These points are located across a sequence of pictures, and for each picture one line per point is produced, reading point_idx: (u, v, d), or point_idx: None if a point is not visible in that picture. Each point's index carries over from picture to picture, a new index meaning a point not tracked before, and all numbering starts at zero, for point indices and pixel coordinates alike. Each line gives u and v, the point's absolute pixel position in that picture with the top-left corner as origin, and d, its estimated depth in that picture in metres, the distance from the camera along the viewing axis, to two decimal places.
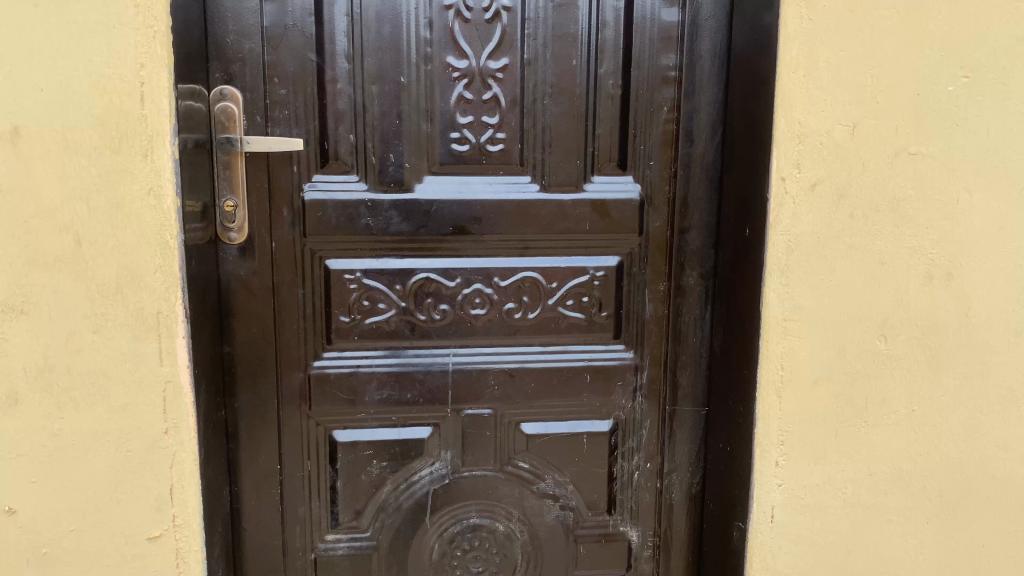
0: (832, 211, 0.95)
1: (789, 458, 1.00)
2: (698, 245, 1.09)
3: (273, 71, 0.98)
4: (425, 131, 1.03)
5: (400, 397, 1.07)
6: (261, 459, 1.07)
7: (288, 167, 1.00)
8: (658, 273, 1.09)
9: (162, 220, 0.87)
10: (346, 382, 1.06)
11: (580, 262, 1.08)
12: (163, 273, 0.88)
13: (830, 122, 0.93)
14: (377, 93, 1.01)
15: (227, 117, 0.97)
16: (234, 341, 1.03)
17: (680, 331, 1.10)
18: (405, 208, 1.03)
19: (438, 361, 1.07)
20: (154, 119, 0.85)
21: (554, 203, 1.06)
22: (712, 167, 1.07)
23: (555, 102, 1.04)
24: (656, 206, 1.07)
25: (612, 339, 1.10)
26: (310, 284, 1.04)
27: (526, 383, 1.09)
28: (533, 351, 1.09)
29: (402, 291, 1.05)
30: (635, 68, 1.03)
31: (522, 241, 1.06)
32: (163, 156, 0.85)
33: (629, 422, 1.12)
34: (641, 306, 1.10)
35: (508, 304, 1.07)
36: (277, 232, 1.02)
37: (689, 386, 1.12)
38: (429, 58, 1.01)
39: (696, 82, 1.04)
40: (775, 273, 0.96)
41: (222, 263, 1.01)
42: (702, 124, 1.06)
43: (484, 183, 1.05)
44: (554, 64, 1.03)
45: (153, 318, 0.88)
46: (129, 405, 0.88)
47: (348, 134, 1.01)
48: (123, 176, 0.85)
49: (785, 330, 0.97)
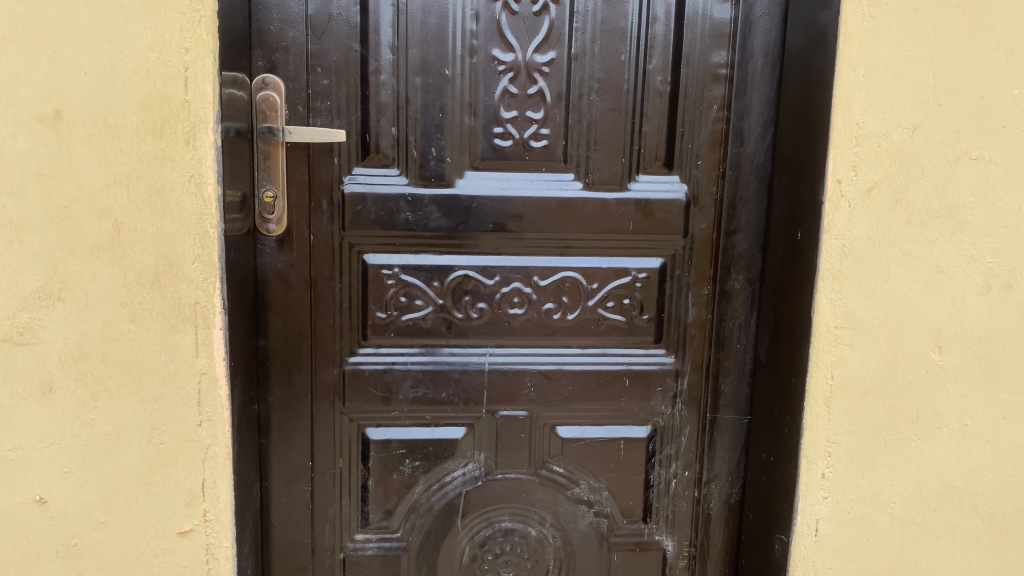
0: (888, 216, 0.92)
1: (835, 470, 0.97)
2: (745, 248, 1.06)
3: (317, 61, 0.96)
4: (468, 125, 1.00)
5: (434, 395, 1.05)
6: (293, 455, 1.05)
7: (328, 158, 0.99)
8: (702, 276, 1.06)
9: (202, 208, 0.85)
10: (380, 379, 1.04)
11: (622, 263, 1.05)
12: (202, 263, 0.86)
13: (888, 124, 0.90)
14: (421, 85, 0.99)
15: (268, 106, 0.96)
16: (269, 334, 1.02)
17: (723, 337, 1.07)
18: (445, 203, 1.01)
19: (474, 360, 1.05)
20: (197, 105, 0.83)
21: (597, 202, 1.03)
22: (761, 168, 1.04)
23: (602, 98, 1.01)
24: (703, 207, 1.05)
25: (652, 343, 1.07)
26: (347, 278, 1.02)
27: (563, 386, 1.07)
28: (571, 353, 1.07)
29: (439, 288, 1.03)
30: (685, 65, 1.01)
31: (563, 240, 1.04)
32: (204, 143, 0.84)
33: (668, 428, 1.09)
34: (684, 310, 1.07)
35: (547, 304, 1.05)
36: (315, 224, 1.00)
37: (731, 393, 1.09)
38: (475, 51, 0.99)
39: (747, 80, 1.02)
40: (827, 278, 0.93)
41: (259, 255, 0.99)
42: (753, 124, 1.03)
43: (526, 180, 1.02)
44: (602, 59, 1.00)
45: (190, 308, 0.86)
46: (163, 396, 0.87)
47: (390, 127, 0.99)
48: (164, 162, 0.83)
49: (835, 338, 0.94)
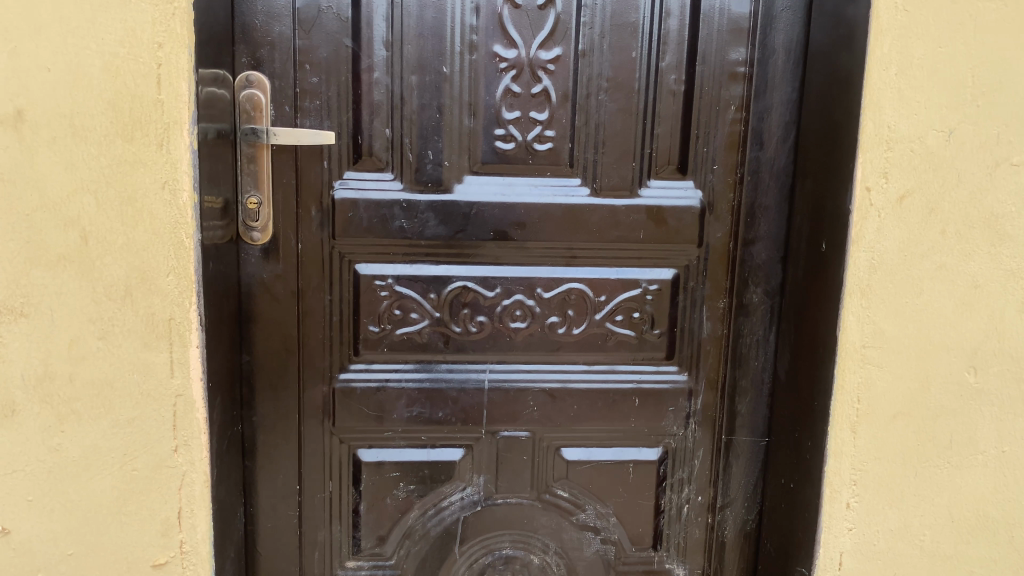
0: (921, 226, 0.85)
1: (861, 499, 0.90)
2: (764, 259, 0.99)
3: (304, 58, 0.90)
4: (467, 127, 0.94)
5: (431, 415, 0.98)
6: (279, 478, 0.98)
7: (318, 162, 0.92)
8: (718, 288, 0.99)
9: (177, 217, 0.78)
10: (373, 397, 0.97)
11: (632, 274, 0.98)
12: (177, 276, 0.79)
13: (922, 127, 0.83)
14: (417, 84, 0.92)
15: (253, 105, 0.89)
16: (253, 350, 0.95)
17: (740, 354, 1.00)
18: (443, 210, 0.94)
19: (473, 377, 0.98)
20: (171, 105, 0.76)
21: (606, 209, 0.96)
22: (782, 173, 0.97)
23: (611, 97, 0.94)
24: (719, 214, 0.98)
25: (664, 360, 1.00)
26: (338, 290, 0.95)
27: (568, 405, 1.00)
28: (577, 370, 1.00)
29: (436, 300, 0.96)
30: (701, 62, 0.94)
31: (569, 250, 0.97)
32: (179, 147, 0.77)
33: (680, 451, 1.02)
34: (698, 324, 1.00)
35: (552, 318, 0.98)
36: (304, 232, 0.93)
37: (748, 413, 1.02)
38: (474, 47, 0.92)
39: (768, 79, 0.95)
40: (854, 294, 0.86)
41: (243, 265, 0.93)
42: (773, 126, 0.96)
43: (529, 185, 0.96)
44: (611, 56, 0.93)
45: (164, 324, 0.80)
46: (135, 419, 0.80)
47: (383, 128, 0.93)
48: (136, 167, 0.77)
49: (863, 358, 0.87)
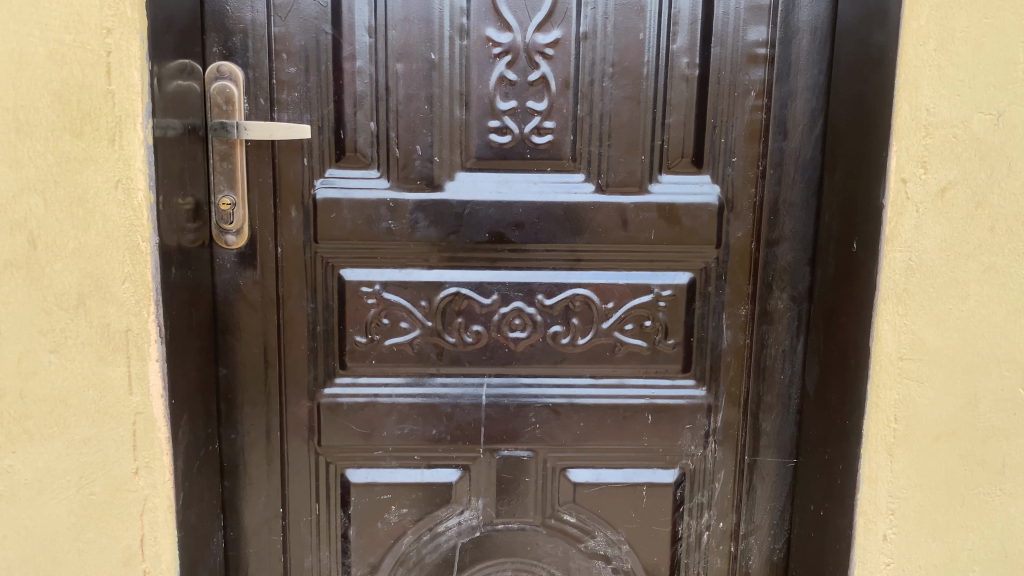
0: (966, 222, 0.75)
1: (901, 531, 0.80)
2: (790, 261, 0.89)
3: (281, 46, 0.82)
4: (459, 119, 0.86)
5: (424, 433, 0.91)
6: (262, 500, 0.91)
7: (297, 159, 0.85)
8: (739, 294, 0.89)
9: (131, 219, 0.72)
10: (361, 413, 0.90)
11: (643, 278, 0.89)
12: (133, 283, 0.73)
13: (966, 110, 0.73)
14: (404, 73, 0.84)
15: (224, 98, 0.82)
16: (231, 363, 0.88)
17: (764, 367, 0.91)
18: (433, 210, 0.87)
19: (469, 391, 0.90)
20: (123, 96, 0.70)
21: (613, 207, 0.87)
22: (809, 166, 0.87)
23: (616, 84, 0.85)
24: (739, 212, 0.88)
25: (680, 373, 0.91)
26: (321, 297, 0.88)
27: (574, 423, 0.91)
28: (584, 384, 0.91)
29: (427, 308, 0.89)
30: (716, 44, 0.85)
31: (572, 252, 0.88)
32: (133, 142, 0.71)
33: (698, 473, 0.93)
34: (718, 334, 0.90)
35: (555, 327, 0.90)
36: (283, 235, 0.86)
37: (774, 432, 0.92)
38: (465, 31, 0.84)
39: (791, 61, 0.85)
40: (889, 299, 0.76)
41: (218, 271, 0.86)
42: (798, 114, 0.86)
43: (528, 182, 0.87)
44: (616, 38, 0.84)
45: (120, 336, 0.73)
46: (92, 439, 0.74)
47: (368, 122, 0.85)
48: (85, 165, 0.70)
49: (900, 372, 0.77)
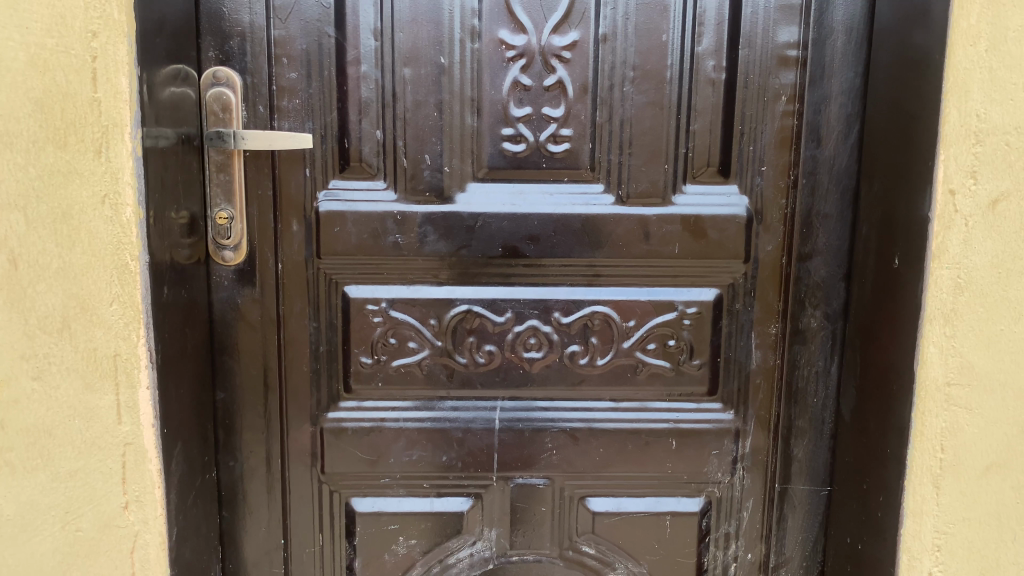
0: (1019, 237, 0.69)
1: (946, 568, 0.74)
2: (824, 276, 0.83)
3: (281, 50, 0.77)
4: (470, 127, 0.81)
5: (433, 459, 0.85)
6: (263, 531, 0.86)
7: (298, 169, 0.80)
8: (769, 311, 0.84)
9: (119, 236, 0.67)
10: (367, 438, 0.85)
11: (666, 294, 0.83)
12: (121, 305, 0.67)
13: (1020, 115, 0.68)
14: (411, 78, 0.79)
15: (221, 105, 0.77)
16: (229, 387, 0.83)
17: (795, 389, 0.85)
18: (443, 223, 0.81)
19: (482, 415, 0.85)
20: (109, 105, 0.65)
21: (634, 219, 0.82)
22: (844, 175, 0.81)
23: (637, 89, 0.80)
24: (769, 224, 0.82)
25: (706, 396, 0.86)
26: (324, 316, 0.83)
27: (593, 448, 0.86)
28: (603, 407, 0.85)
29: (437, 327, 0.83)
30: (744, 46, 0.79)
31: (591, 267, 0.83)
32: (120, 154, 0.66)
33: (725, 501, 0.88)
34: (746, 354, 0.85)
35: (572, 346, 0.84)
36: (283, 250, 0.81)
37: (806, 458, 0.87)
38: (477, 33, 0.79)
39: (825, 64, 0.80)
40: (935, 319, 0.71)
41: (215, 289, 0.81)
42: (832, 119, 0.80)
43: (544, 193, 0.82)
44: (637, 40, 0.79)
45: (109, 361, 0.68)
46: (78, 471, 0.69)
47: (373, 130, 0.80)
48: (70, 178, 0.65)
49: (947, 398, 0.72)
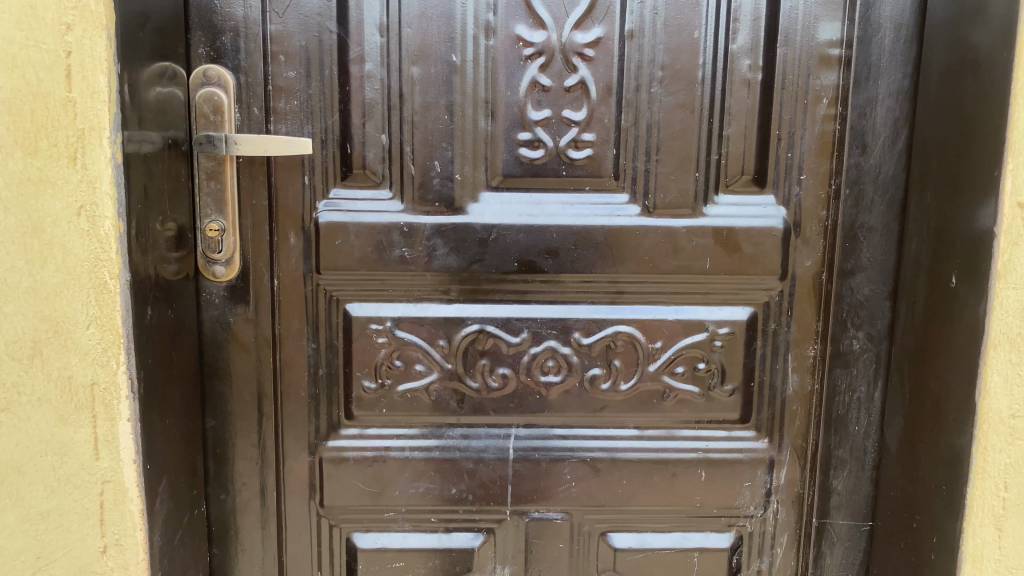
0: None
1: None
2: (867, 294, 0.76)
3: (278, 47, 0.71)
4: (484, 131, 0.74)
5: (442, 492, 0.79)
6: (257, 569, 0.79)
7: (296, 176, 0.73)
8: (807, 332, 0.77)
9: (97, 251, 0.60)
10: (370, 469, 0.78)
11: (695, 314, 0.77)
12: (98, 328, 0.61)
13: None
14: (420, 77, 0.72)
15: (212, 108, 0.70)
16: (220, 414, 0.76)
17: (835, 417, 0.78)
18: (453, 235, 0.75)
19: (495, 444, 0.78)
20: (86, 106, 0.58)
21: (661, 232, 0.75)
22: (891, 184, 0.75)
23: (666, 90, 0.73)
24: (808, 238, 0.76)
25: (737, 423, 0.79)
26: (324, 336, 0.76)
27: (615, 480, 0.79)
28: (626, 435, 0.79)
29: (446, 348, 0.77)
30: (782, 43, 0.73)
31: (614, 283, 0.76)
32: (98, 161, 0.59)
33: (757, 537, 0.81)
34: (781, 378, 0.78)
35: (593, 370, 0.77)
36: (280, 265, 0.74)
37: (846, 491, 0.80)
38: (491, 29, 0.72)
39: (870, 64, 0.73)
40: (1000, 345, 0.65)
41: (204, 307, 0.74)
42: (878, 124, 0.74)
43: (563, 203, 0.76)
44: (667, 37, 0.73)
45: (85, 391, 0.61)
46: (50, 513, 0.62)
47: (378, 134, 0.73)
48: (41, 187, 0.58)
49: (1011, 432, 0.66)
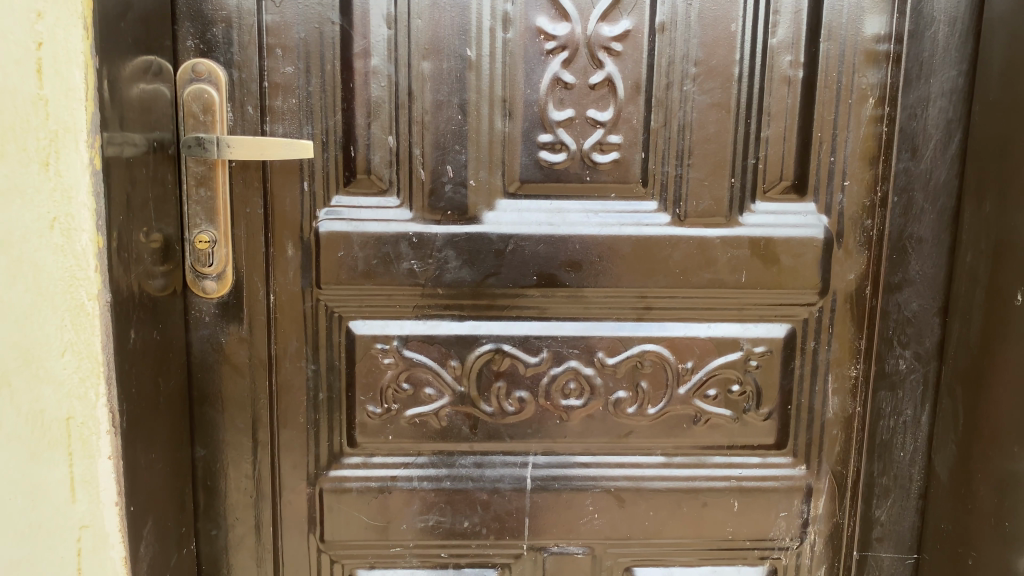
0: None
1: None
2: (916, 310, 0.71)
3: (274, 39, 0.64)
4: (501, 132, 0.68)
5: (453, 525, 0.72)
6: None
7: (294, 182, 0.66)
8: (848, 350, 0.72)
9: (72, 269, 0.53)
10: (375, 501, 0.72)
11: (729, 331, 0.71)
12: (75, 355, 0.54)
13: None
14: (431, 73, 0.66)
15: (203, 106, 0.63)
16: (210, 443, 0.69)
17: (879, 443, 0.73)
18: (467, 246, 0.68)
19: (511, 472, 0.72)
20: (60, 105, 0.51)
21: (693, 242, 0.69)
22: (943, 191, 0.69)
23: (700, 88, 0.67)
24: (850, 249, 0.70)
25: (773, 449, 0.73)
26: (325, 357, 0.69)
27: (642, 511, 0.73)
28: (653, 463, 0.73)
29: (458, 370, 0.70)
30: (826, 38, 0.67)
31: (641, 299, 0.70)
32: (74, 167, 0.51)
33: (792, 570, 0.76)
34: (820, 400, 0.72)
35: (618, 392, 0.71)
36: (276, 279, 0.68)
37: (889, 521, 0.74)
38: (509, 21, 0.66)
39: (922, 61, 0.67)
40: None
41: (193, 326, 0.67)
42: (930, 125, 0.68)
43: (586, 211, 0.69)
44: (701, 30, 0.66)
45: (60, 427, 0.54)
46: (22, 565, 0.54)
47: (385, 136, 0.67)
48: (8, 197, 0.50)
49: None
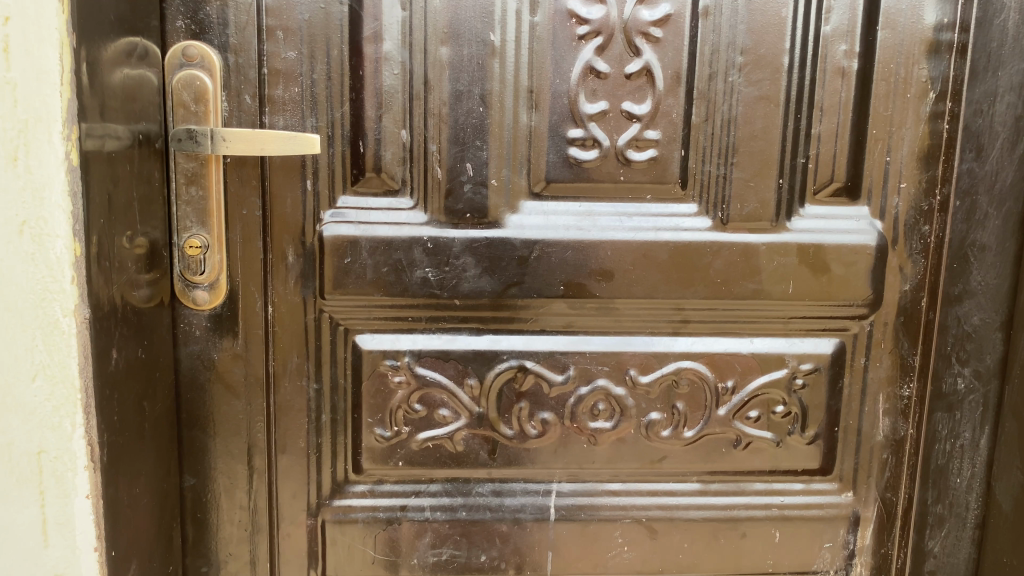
0: None
1: None
2: (977, 325, 0.65)
3: (275, 20, 0.57)
4: (526, 126, 0.61)
5: (470, 559, 0.66)
6: None
7: (296, 181, 0.59)
8: (901, 368, 0.66)
9: (45, 280, 0.45)
10: (384, 534, 0.65)
11: (774, 347, 0.65)
12: (48, 380, 0.46)
13: None
14: (451, 60, 0.59)
15: (194, 95, 0.56)
16: (201, 471, 0.62)
17: (933, 468, 0.67)
18: (487, 253, 0.62)
19: (533, 502, 0.66)
20: (30, 90, 0.43)
21: (736, 248, 0.63)
22: (1009, 194, 0.63)
23: (747, 80, 0.61)
24: (906, 257, 0.64)
25: (818, 475, 0.67)
26: (329, 375, 0.63)
27: (676, 543, 0.67)
28: (688, 491, 0.67)
29: (477, 389, 0.64)
30: (884, 26, 0.61)
31: (678, 311, 0.64)
32: (47, 163, 0.44)
33: None
34: (869, 423, 0.67)
35: (652, 414, 0.65)
36: (275, 289, 0.61)
37: (943, 553, 0.68)
38: (537, 3, 0.59)
39: (990, 51, 0.61)
40: None
41: (182, 341, 0.60)
42: (996, 122, 0.62)
43: (619, 215, 0.63)
44: (749, 16, 0.60)
45: (30, 462, 0.47)
46: None
47: (398, 129, 0.60)
48: None
49: None
